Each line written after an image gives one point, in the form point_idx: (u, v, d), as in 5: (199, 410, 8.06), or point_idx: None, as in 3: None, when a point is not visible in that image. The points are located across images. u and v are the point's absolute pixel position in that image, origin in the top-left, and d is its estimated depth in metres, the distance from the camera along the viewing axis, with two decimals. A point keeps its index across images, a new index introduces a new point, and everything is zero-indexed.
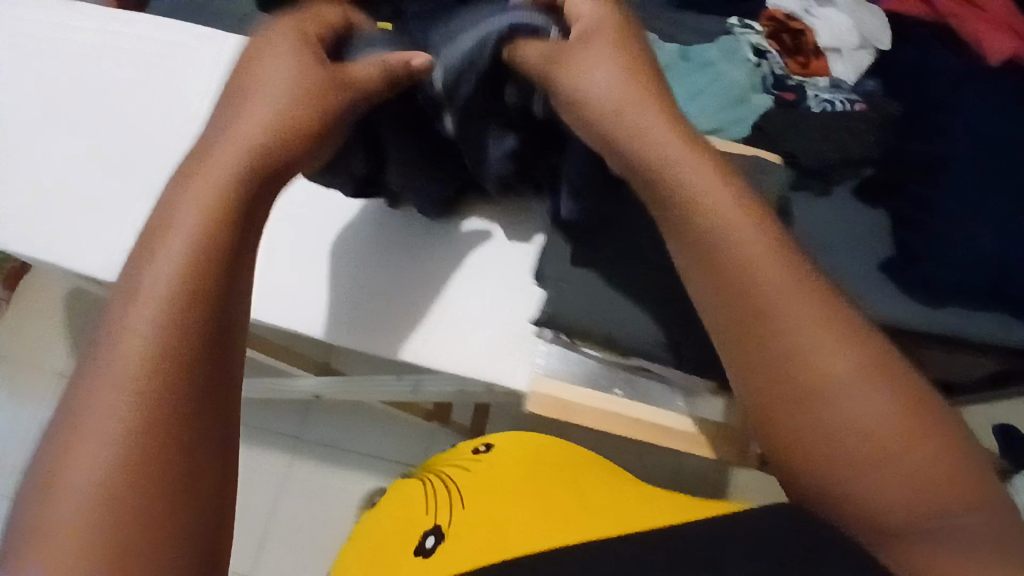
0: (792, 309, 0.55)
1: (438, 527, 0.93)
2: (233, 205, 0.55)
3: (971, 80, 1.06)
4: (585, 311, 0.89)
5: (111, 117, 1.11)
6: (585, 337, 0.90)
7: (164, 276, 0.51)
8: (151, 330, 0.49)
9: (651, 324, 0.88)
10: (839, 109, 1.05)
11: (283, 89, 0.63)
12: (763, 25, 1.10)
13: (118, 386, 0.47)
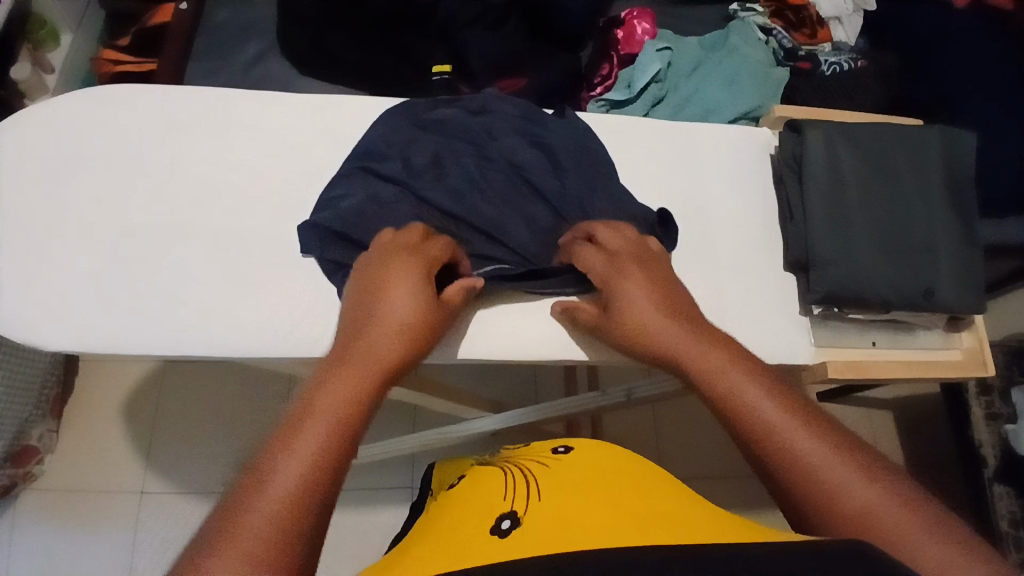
0: (753, 396, 0.42)
1: (511, 513, 0.47)
2: (370, 383, 0.42)
3: (952, 23, 1.16)
4: (840, 233, 0.59)
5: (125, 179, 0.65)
6: (862, 298, 0.59)
7: (346, 406, 0.39)
8: (318, 452, 0.36)
9: (911, 274, 0.59)
10: (847, 68, 1.14)
11: (401, 310, 0.48)
12: (763, 6, 1.19)
13: (291, 458, 0.35)
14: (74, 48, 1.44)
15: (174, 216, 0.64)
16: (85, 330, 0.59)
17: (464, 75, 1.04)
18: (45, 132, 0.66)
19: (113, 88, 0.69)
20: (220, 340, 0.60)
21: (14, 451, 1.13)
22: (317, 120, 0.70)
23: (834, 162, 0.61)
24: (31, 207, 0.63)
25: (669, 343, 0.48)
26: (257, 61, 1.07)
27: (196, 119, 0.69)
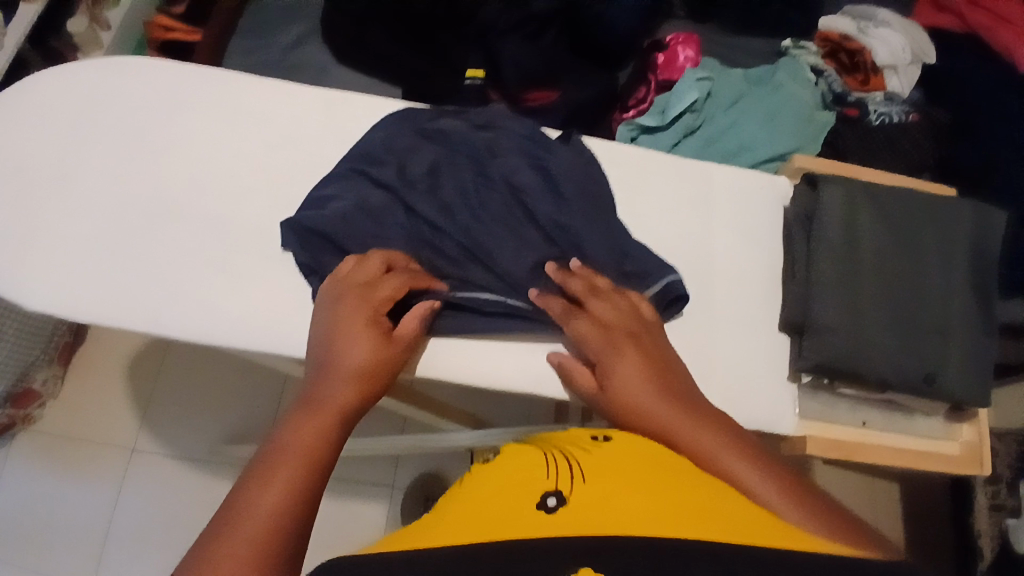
0: (721, 455, 0.44)
1: (555, 493, 0.40)
2: (332, 422, 0.48)
3: (1013, 89, 1.10)
4: (845, 300, 0.56)
5: (124, 156, 0.66)
6: (857, 372, 0.56)
7: (309, 448, 0.45)
8: (282, 491, 0.42)
9: (912, 353, 0.56)
10: (896, 120, 1.09)
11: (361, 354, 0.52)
12: (816, 47, 1.14)
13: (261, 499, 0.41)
14: (131, 9, 1.47)
15: (172, 190, 0.65)
16: (72, 292, 0.60)
17: (498, 83, 1.01)
18: (65, 93, 0.68)
19: (134, 58, 0.70)
20: (197, 322, 0.60)
21: (14, 393, 1.15)
22: (327, 114, 0.70)
23: (848, 224, 0.59)
24: (39, 164, 0.65)
25: (646, 409, 0.49)
26: (295, 47, 1.07)
27: (210, 98, 0.69)
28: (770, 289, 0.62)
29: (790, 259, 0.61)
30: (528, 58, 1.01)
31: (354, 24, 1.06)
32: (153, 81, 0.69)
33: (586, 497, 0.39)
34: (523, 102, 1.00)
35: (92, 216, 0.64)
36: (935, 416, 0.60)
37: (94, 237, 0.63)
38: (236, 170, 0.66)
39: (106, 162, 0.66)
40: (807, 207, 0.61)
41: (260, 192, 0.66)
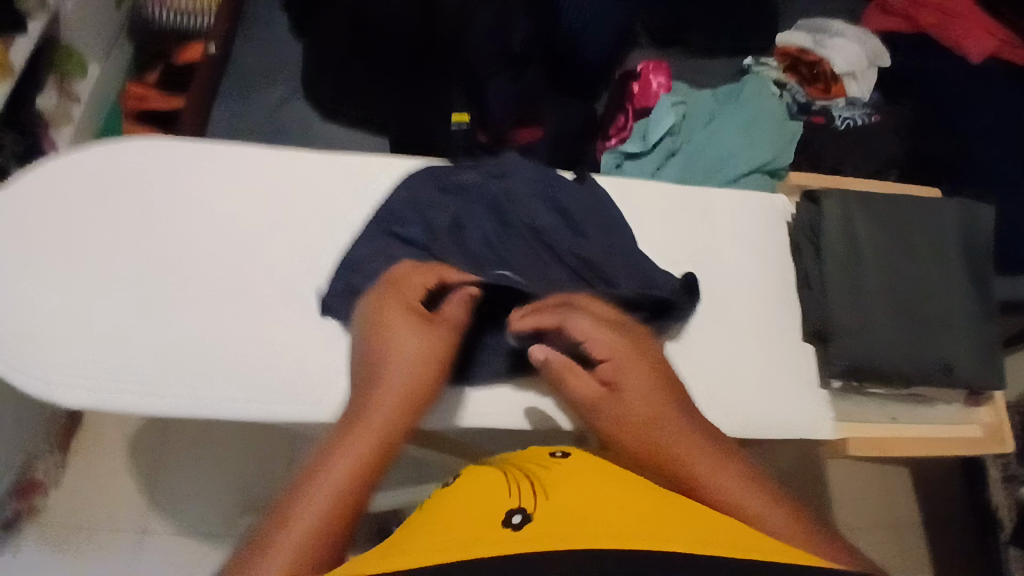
0: (722, 475, 0.44)
1: (521, 509, 0.42)
2: (400, 402, 0.50)
3: (962, 84, 1.17)
4: (859, 301, 0.60)
5: (138, 236, 0.68)
6: (884, 371, 0.59)
7: (360, 447, 0.46)
8: (332, 493, 0.43)
9: (929, 348, 0.60)
10: (860, 123, 1.15)
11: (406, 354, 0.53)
12: (777, 62, 1.21)
13: (331, 475, 0.44)
14: (99, 80, 1.47)
15: (188, 267, 0.67)
16: (98, 382, 0.61)
17: (483, 123, 1.05)
18: (59, 182, 0.69)
19: (131, 144, 0.72)
20: (232, 394, 0.62)
21: (20, 484, 1.15)
22: (337, 176, 0.74)
23: (849, 235, 0.63)
24: (48, 255, 0.66)
25: (657, 428, 0.49)
26: (280, 108, 1.09)
27: (211, 175, 0.72)
28: (785, 305, 0.65)
29: (802, 272, 0.65)
30: (511, 97, 1.04)
31: (338, 79, 1.08)
32: (149, 167, 0.71)
33: (553, 510, 0.41)
34: (509, 140, 1.04)
35: (109, 294, 0.64)
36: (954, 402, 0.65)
37: (117, 322, 0.63)
38: (250, 241, 0.69)
39: (119, 247, 0.67)
40: (811, 216, 0.66)
41: (273, 259, 0.68)
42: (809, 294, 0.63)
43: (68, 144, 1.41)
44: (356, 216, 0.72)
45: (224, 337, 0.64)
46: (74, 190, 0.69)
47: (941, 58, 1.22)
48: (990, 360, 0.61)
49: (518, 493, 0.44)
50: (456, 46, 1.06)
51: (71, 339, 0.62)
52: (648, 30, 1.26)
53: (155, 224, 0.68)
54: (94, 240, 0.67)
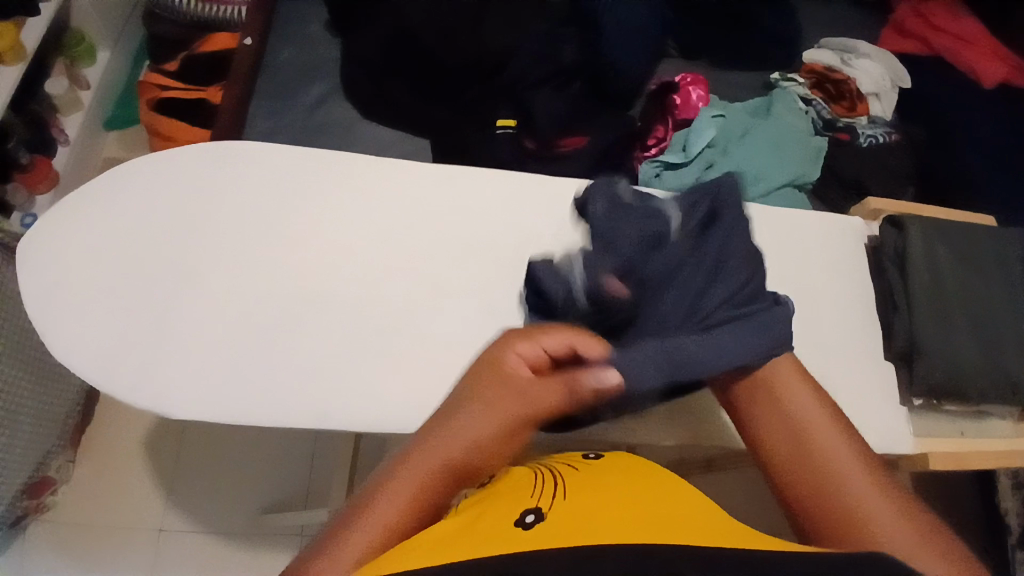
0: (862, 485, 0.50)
1: (535, 509, 0.48)
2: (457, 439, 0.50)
3: (975, 108, 1.23)
4: (940, 323, 0.68)
5: (233, 238, 0.71)
6: (961, 388, 0.67)
7: (415, 487, 0.48)
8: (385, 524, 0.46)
9: (998, 367, 0.68)
10: (881, 141, 1.19)
11: (489, 419, 0.50)
12: (804, 78, 1.24)
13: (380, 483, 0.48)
14: (108, 65, 1.42)
15: (306, 281, 0.70)
16: (224, 393, 0.64)
17: (529, 129, 1.06)
18: (173, 186, 0.72)
19: (220, 144, 0.75)
20: (353, 407, 0.66)
21: (32, 482, 1.09)
22: (445, 192, 0.77)
23: (931, 260, 0.70)
24: (164, 264, 0.69)
25: (819, 441, 0.54)
26: (319, 106, 1.07)
27: (297, 179, 0.75)
28: (859, 322, 0.70)
29: (886, 294, 0.71)
30: (559, 108, 1.06)
31: (381, 80, 1.07)
32: (236, 168, 0.74)
33: (566, 508, 0.48)
34: (555, 146, 1.05)
35: (212, 292, 0.68)
36: (1011, 418, 0.72)
37: (222, 320, 0.67)
38: (339, 244, 0.73)
39: (215, 247, 0.70)
40: (893, 239, 0.72)
41: (362, 263, 0.72)
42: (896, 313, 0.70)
43: (77, 130, 1.35)
44: (471, 232, 0.75)
45: (321, 337, 0.68)
46: (167, 191, 0.72)
47: (955, 82, 1.27)
48: None
49: (539, 493, 0.51)
50: (505, 49, 1.09)
51: (180, 337, 0.66)
52: (679, 41, 1.28)
53: (248, 226, 0.72)
54: (191, 241, 0.70)
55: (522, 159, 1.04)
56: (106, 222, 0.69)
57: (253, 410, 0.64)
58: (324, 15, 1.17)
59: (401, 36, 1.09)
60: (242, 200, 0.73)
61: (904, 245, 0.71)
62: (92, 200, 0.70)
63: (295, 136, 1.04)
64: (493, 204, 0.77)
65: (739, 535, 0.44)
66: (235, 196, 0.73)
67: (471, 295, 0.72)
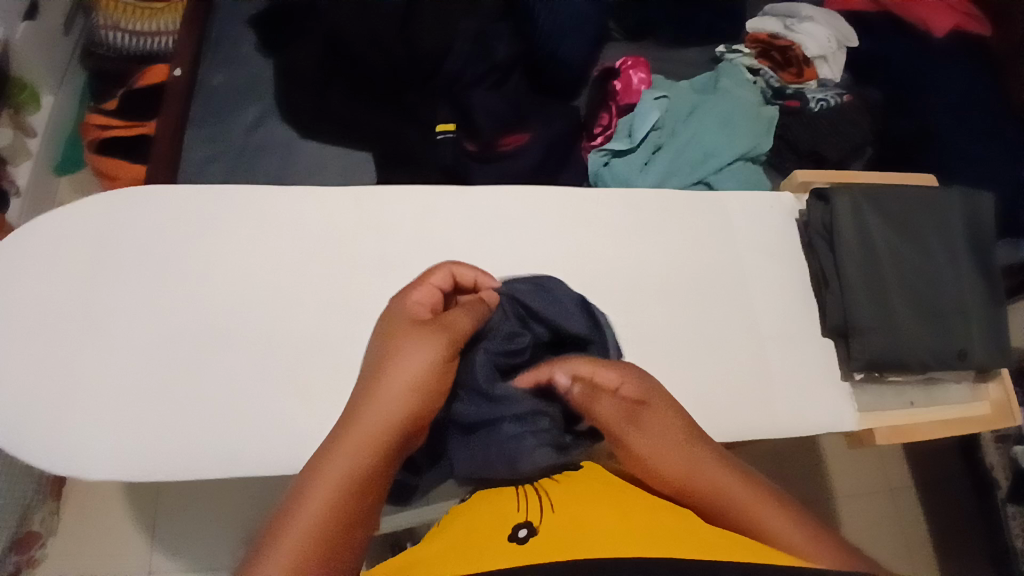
0: (733, 486, 0.45)
1: (527, 522, 0.45)
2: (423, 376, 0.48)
3: (926, 60, 1.20)
4: (875, 295, 0.68)
5: (150, 286, 0.70)
6: (902, 360, 0.67)
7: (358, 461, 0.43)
8: (331, 495, 0.41)
9: (937, 332, 0.67)
10: (833, 103, 1.16)
11: (424, 368, 0.49)
12: (748, 48, 1.22)
13: (366, 417, 0.45)
14: (54, 109, 1.41)
15: (214, 324, 0.69)
16: (139, 448, 0.63)
17: (470, 131, 1.05)
18: (72, 237, 0.70)
19: (134, 188, 0.73)
20: (272, 449, 0.65)
21: (18, 537, 1.09)
22: (356, 213, 0.75)
23: (862, 229, 0.69)
24: (70, 320, 0.67)
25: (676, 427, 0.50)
26: (255, 132, 1.06)
27: (213, 216, 0.73)
28: (782, 306, 0.73)
29: (820, 271, 0.71)
30: (496, 106, 1.04)
31: (314, 98, 1.06)
32: (148, 212, 0.72)
33: (559, 519, 0.45)
34: (497, 146, 1.04)
35: (134, 344, 0.67)
36: (963, 384, 0.72)
37: (144, 373, 0.66)
38: (262, 278, 0.71)
39: (132, 298, 0.69)
40: (820, 213, 0.72)
41: (285, 297, 0.71)
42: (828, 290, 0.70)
43: (28, 178, 1.34)
44: (385, 251, 0.74)
45: (243, 382, 0.67)
46: (77, 242, 0.70)
47: (904, 34, 1.25)
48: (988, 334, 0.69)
49: (526, 507, 0.48)
50: (438, 52, 1.06)
51: (102, 393, 0.65)
52: (619, 24, 1.26)
53: (166, 273, 0.70)
54: (108, 293, 0.69)
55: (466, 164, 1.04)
56: (7, 281, 0.68)
57: (181, 462, 0.63)
58: (255, 37, 1.15)
59: (332, 50, 1.07)
60: (157, 245, 0.71)
61: (831, 217, 0.71)
62: None
63: (234, 164, 1.03)
64: (405, 221, 0.75)
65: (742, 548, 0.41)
66: (149, 241, 0.71)
67: None
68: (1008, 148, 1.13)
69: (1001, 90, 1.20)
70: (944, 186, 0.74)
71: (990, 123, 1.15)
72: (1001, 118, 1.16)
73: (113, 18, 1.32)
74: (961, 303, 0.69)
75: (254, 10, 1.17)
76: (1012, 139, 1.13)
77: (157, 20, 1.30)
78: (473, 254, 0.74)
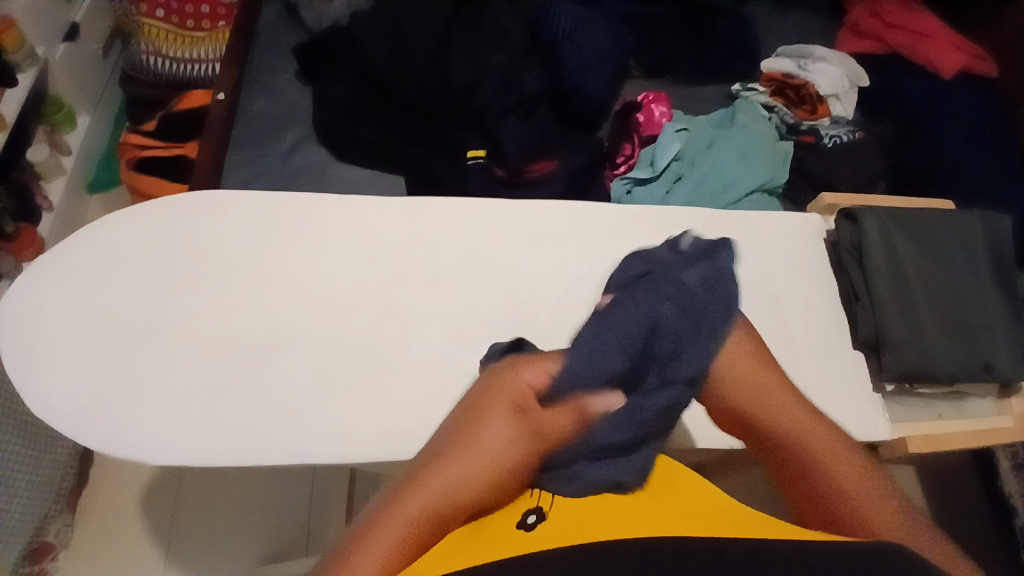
0: (846, 469, 0.54)
1: (536, 509, 0.50)
2: (504, 458, 0.48)
3: (936, 99, 1.25)
4: (903, 310, 0.72)
5: (206, 288, 0.72)
6: (931, 372, 0.71)
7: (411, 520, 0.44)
8: (394, 549, 0.42)
9: (960, 349, 0.72)
10: (846, 140, 1.20)
11: (500, 449, 0.48)
12: (764, 87, 1.28)
13: (456, 465, 0.47)
14: (89, 130, 1.45)
15: (271, 325, 0.71)
16: (192, 442, 0.65)
17: (499, 158, 1.08)
18: (136, 243, 0.74)
19: (193, 196, 0.77)
20: (319, 447, 0.66)
21: (32, 547, 1.09)
22: (404, 225, 0.79)
23: (889, 248, 0.74)
24: (131, 319, 0.70)
25: (779, 400, 0.56)
26: (293, 155, 1.10)
27: (267, 224, 0.77)
28: (812, 323, 0.75)
29: (850, 287, 0.76)
30: (526, 135, 1.08)
31: (351, 123, 1.10)
32: (206, 219, 0.76)
33: (566, 506, 0.50)
34: (526, 172, 1.08)
35: (187, 342, 0.69)
36: (983, 398, 0.77)
37: (197, 370, 0.68)
38: (314, 282, 0.74)
39: (188, 298, 0.71)
40: (848, 234, 0.77)
41: (335, 299, 0.73)
42: (857, 306, 0.74)
43: (61, 196, 1.38)
44: (435, 262, 0.77)
45: (295, 381, 0.69)
46: (137, 247, 0.73)
47: (913, 75, 1.30)
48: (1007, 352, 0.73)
49: (538, 491, 0.52)
50: (470, 85, 1.09)
51: (155, 388, 0.66)
52: (640, 62, 1.32)
53: (221, 275, 0.73)
54: (165, 293, 0.71)
55: (494, 188, 1.07)
56: (71, 280, 0.71)
57: (230, 457, 0.64)
58: (294, 64, 1.20)
59: (369, 78, 1.12)
60: (213, 250, 0.74)
61: (859, 237, 0.76)
62: (58, 262, 0.71)
63: (272, 183, 1.06)
64: (455, 234, 0.78)
65: (730, 526, 0.44)
66: (206, 245, 0.74)
67: (441, 322, 0.73)
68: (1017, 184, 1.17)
69: (1008, 130, 1.25)
70: (963, 209, 0.79)
71: (999, 160, 1.19)
72: (1008, 156, 1.21)
73: (154, 44, 1.36)
74: (979, 323, 0.73)
75: (294, 40, 1.22)
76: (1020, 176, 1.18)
77: (197, 48, 1.36)
78: (516, 266, 0.77)
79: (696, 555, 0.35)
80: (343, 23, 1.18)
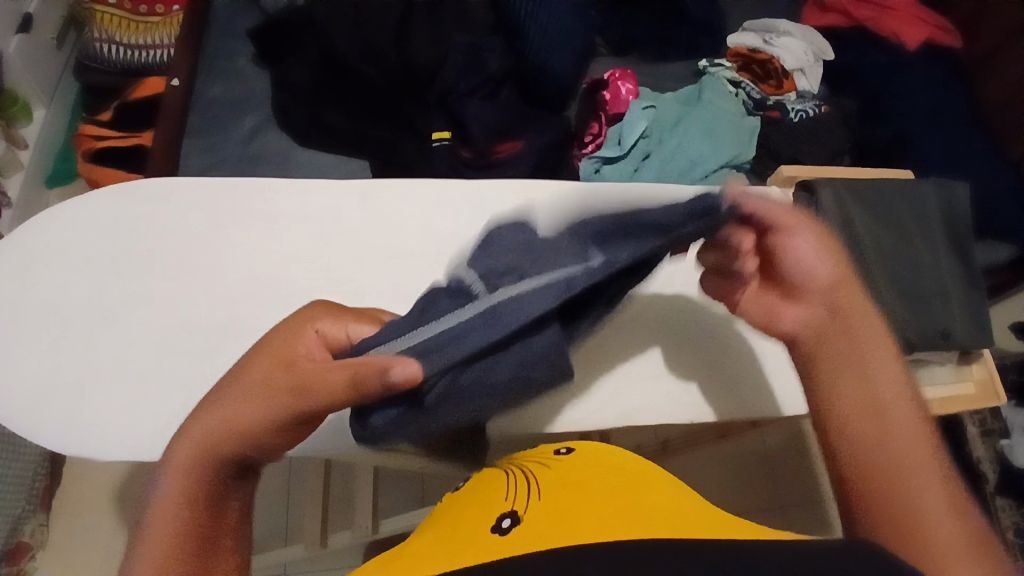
0: (919, 468, 0.46)
1: (511, 512, 0.47)
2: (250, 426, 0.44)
3: (901, 71, 1.26)
4: (859, 279, 0.75)
5: (158, 276, 0.71)
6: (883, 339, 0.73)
7: (191, 472, 0.44)
8: (172, 515, 0.43)
9: (911, 318, 0.75)
10: (812, 115, 1.20)
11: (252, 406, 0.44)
12: (730, 62, 1.27)
13: (185, 468, 0.44)
14: (47, 121, 1.41)
15: (222, 313, 0.70)
16: (145, 429, 0.65)
17: (464, 139, 1.07)
18: (83, 235, 0.73)
19: (146, 182, 0.76)
20: None
21: (8, 548, 1.08)
22: (366, 207, 0.77)
23: (845, 216, 0.77)
24: (83, 310, 0.69)
25: (873, 378, 0.50)
26: (255, 144, 1.08)
27: (220, 208, 0.75)
28: None
29: None
30: (489, 116, 1.07)
31: (314, 107, 1.08)
32: (159, 206, 0.75)
33: (541, 506, 0.47)
34: (492, 154, 1.07)
35: (138, 332, 0.69)
36: (941, 365, 0.80)
37: (149, 361, 0.67)
38: (271, 267, 0.73)
39: (139, 287, 0.71)
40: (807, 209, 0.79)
41: (292, 283, 0.72)
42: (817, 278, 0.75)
43: (19, 190, 1.34)
44: (393, 243, 0.75)
45: None
46: (88, 237, 0.73)
47: (877, 48, 1.30)
48: (958, 317, 0.76)
49: (513, 495, 0.51)
50: (432, 66, 1.08)
51: (109, 379, 0.67)
52: (606, 39, 1.31)
53: (173, 261, 0.72)
54: (118, 284, 0.71)
55: (461, 169, 1.06)
56: (25, 273, 0.71)
57: None
58: (251, 48, 1.17)
59: (330, 61, 1.10)
60: (164, 237, 0.73)
61: (818, 208, 0.78)
62: (3, 257, 0.71)
63: (233, 170, 1.05)
64: (410, 214, 0.77)
65: (701, 526, 0.42)
66: (157, 232, 0.73)
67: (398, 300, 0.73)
68: (979, 154, 1.19)
69: (970, 100, 1.27)
70: (918, 177, 0.82)
71: (962, 131, 1.21)
72: (971, 126, 1.22)
73: (108, 32, 1.32)
74: (927, 291, 0.76)
75: (250, 24, 1.20)
76: (982, 146, 1.20)
77: (152, 34, 1.33)
78: (476, 243, 0.76)
79: (664, 551, 0.35)
80: (301, 5, 1.16)
